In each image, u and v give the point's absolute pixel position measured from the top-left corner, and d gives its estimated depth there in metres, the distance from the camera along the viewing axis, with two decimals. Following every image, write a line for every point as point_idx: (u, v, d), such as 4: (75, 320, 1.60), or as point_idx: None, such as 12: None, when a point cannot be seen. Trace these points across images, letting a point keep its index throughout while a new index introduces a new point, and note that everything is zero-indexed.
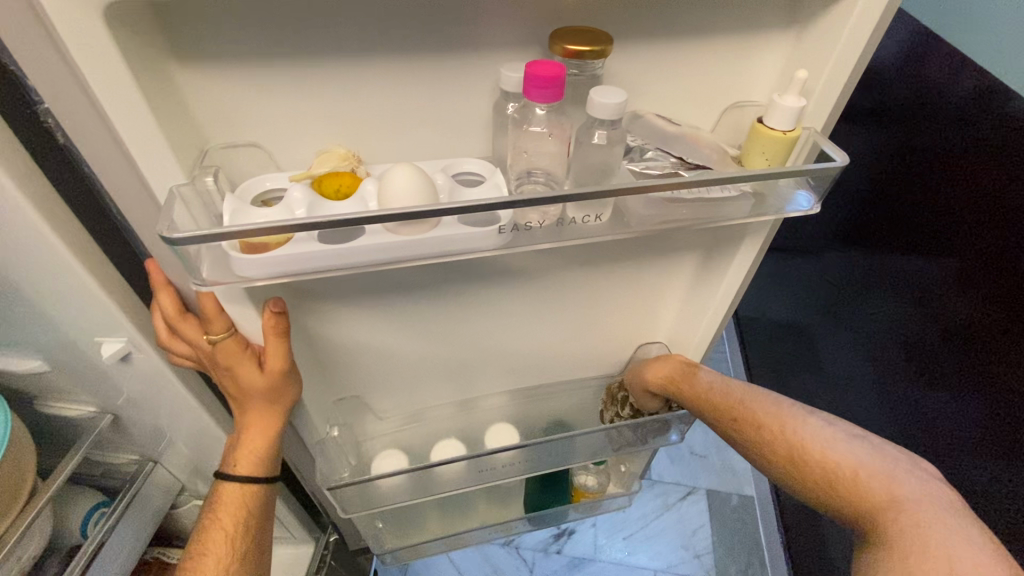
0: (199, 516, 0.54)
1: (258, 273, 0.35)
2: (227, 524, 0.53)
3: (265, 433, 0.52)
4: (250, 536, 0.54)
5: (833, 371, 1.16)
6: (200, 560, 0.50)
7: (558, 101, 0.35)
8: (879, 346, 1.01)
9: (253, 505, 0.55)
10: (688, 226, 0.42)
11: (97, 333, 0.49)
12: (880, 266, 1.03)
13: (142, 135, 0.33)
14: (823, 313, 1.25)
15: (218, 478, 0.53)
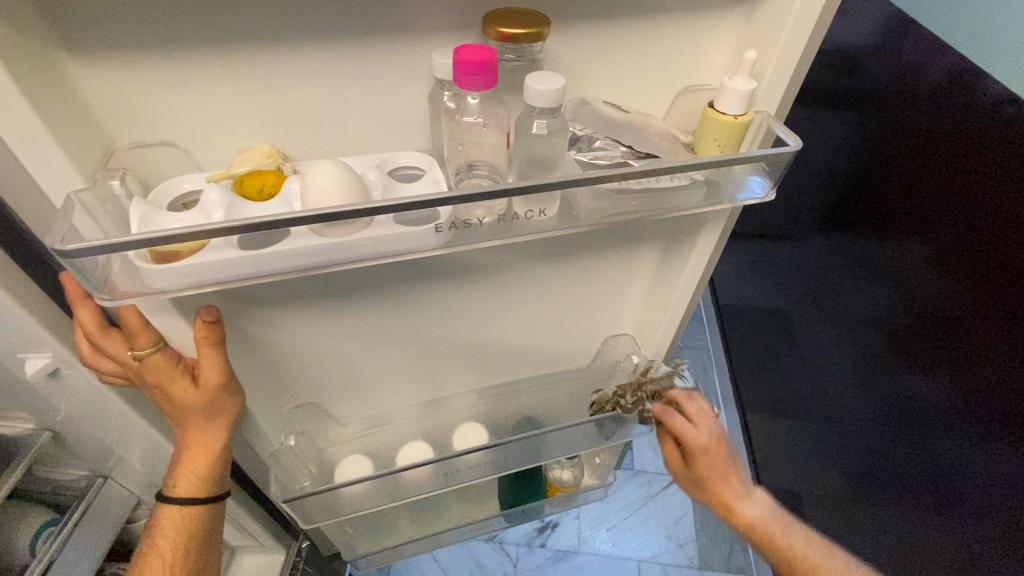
0: (140, 538, 0.52)
1: (171, 285, 0.32)
2: (166, 549, 0.51)
3: (207, 451, 0.49)
4: (190, 560, 0.52)
5: (818, 357, 1.18)
6: None
7: (493, 88, 0.33)
8: (860, 331, 1.02)
9: (195, 526, 0.52)
10: (641, 218, 0.40)
11: (18, 349, 0.46)
12: (857, 251, 1.05)
13: (28, 136, 0.29)
14: (806, 300, 1.26)
15: (158, 501, 0.50)
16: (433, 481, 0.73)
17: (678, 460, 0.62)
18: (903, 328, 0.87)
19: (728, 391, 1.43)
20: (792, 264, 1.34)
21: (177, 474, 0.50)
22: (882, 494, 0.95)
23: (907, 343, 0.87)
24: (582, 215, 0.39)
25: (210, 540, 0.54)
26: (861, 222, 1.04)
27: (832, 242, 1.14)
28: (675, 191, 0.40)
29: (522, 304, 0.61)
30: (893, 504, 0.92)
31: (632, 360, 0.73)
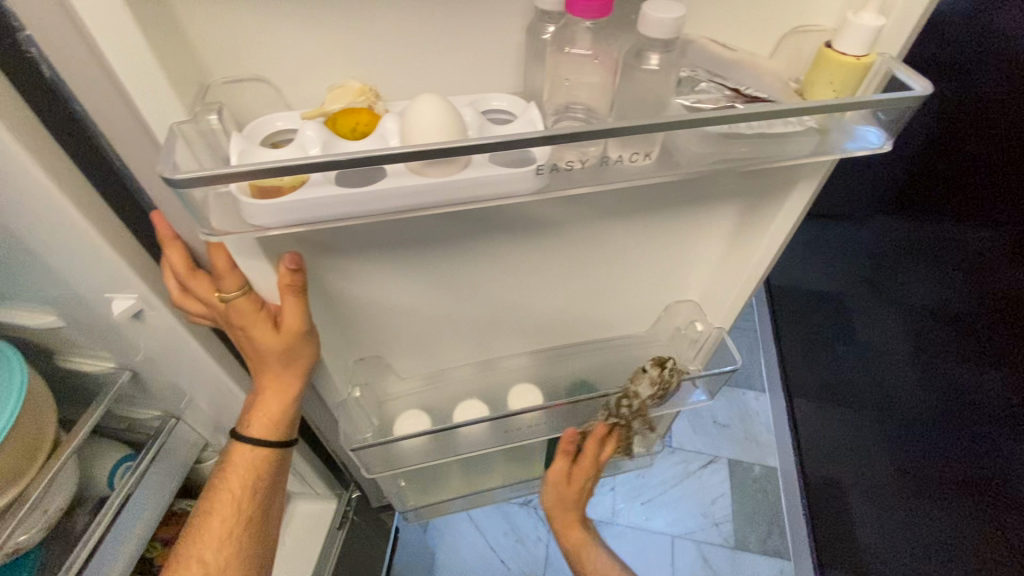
0: (211, 473, 0.54)
1: (271, 221, 0.32)
2: (235, 487, 0.53)
3: (284, 395, 0.50)
4: (257, 499, 0.54)
5: (881, 344, 1.14)
6: (206, 518, 0.51)
7: (605, 17, 0.31)
8: (926, 319, 0.98)
9: (265, 468, 0.54)
10: (745, 166, 0.37)
11: (107, 288, 0.47)
12: (934, 236, 1.00)
13: (133, 61, 0.29)
14: (873, 286, 1.22)
15: (233, 439, 0.52)
16: (487, 438, 0.73)
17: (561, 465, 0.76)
18: (981, 314, 0.82)
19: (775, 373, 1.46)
20: (864, 247, 1.30)
21: (253, 416, 0.51)
22: (930, 488, 0.92)
23: (981, 332, 0.82)
24: (683, 161, 0.37)
25: (278, 479, 0.56)
26: (946, 206, 0.98)
27: (915, 227, 1.09)
28: (782, 138, 0.38)
29: (589, 263, 0.59)
30: (942, 499, 0.89)
31: (696, 328, 0.72)
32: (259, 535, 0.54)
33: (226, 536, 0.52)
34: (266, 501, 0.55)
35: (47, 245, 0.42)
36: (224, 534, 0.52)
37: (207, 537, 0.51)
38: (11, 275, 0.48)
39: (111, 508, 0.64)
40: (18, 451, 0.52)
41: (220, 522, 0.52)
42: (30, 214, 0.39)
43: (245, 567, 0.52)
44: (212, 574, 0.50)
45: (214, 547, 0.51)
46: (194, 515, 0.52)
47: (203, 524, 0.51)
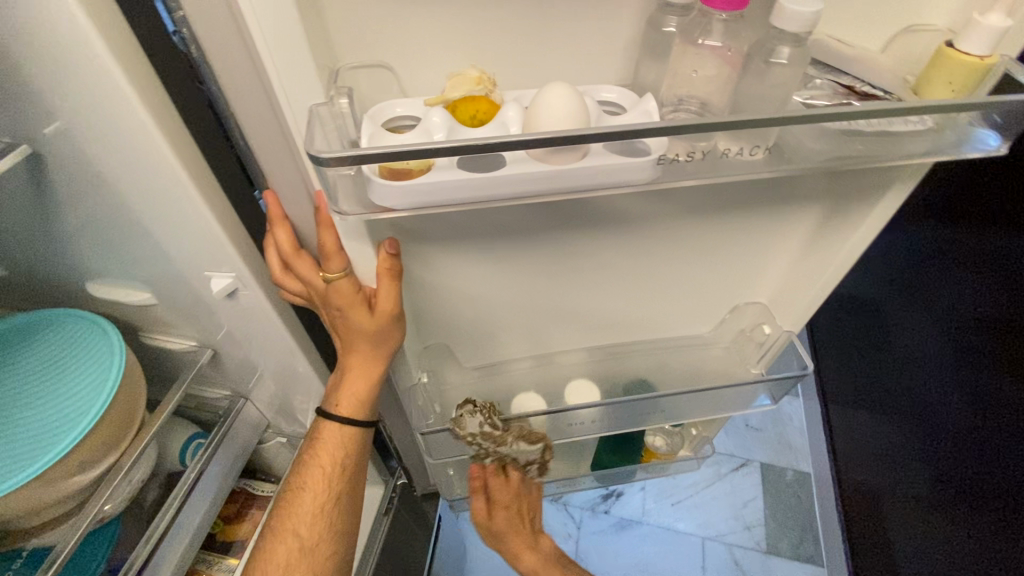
0: (302, 451, 0.57)
1: (398, 203, 0.33)
2: (325, 464, 0.55)
3: (368, 376, 0.52)
4: (345, 475, 0.56)
5: (907, 349, 1.12)
6: (299, 492, 0.55)
7: (742, 8, 0.31)
8: (962, 322, 0.95)
9: (351, 446, 0.56)
10: (859, 164, 0.37)
11: (207, 266, 0.49)
12: (970, 238, 0.97)
13: (283, 44, 0.30)
14: (897, 290, 1.19)
15: (319, 416, 0.55)
16: (543, 431, 0.74)
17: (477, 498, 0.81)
18: None
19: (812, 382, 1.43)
20: (883, 250, 1.28)
21: (338, 395, 0.53)
22: (966, 496, 0.89)
23: None
24: (795, 157, 0.37)
25: (361, 459, 0.58)
26: (982, 207, 0.96)
27: (943, 228, 1.07)
28: (900, 136, 0.37)
29: (662, 262, 0.59)
30: (982, 508, 0.86)
31: (763, 331, 0.71)
32: (347, 508, 0.57)
33: (318, 511, 0.55)
34: (353, 480, 0.57)
35: (162, 221, 0.45)
36: (315, 509, 0.55)
37: (300, 511, 0.54)
38: (120, 249, 0.51)
39: (184, 485, 0.67)
40: (114, 425, 0.55)
41: (312, 496, 0.55)
42: (153, 189, 0.41)
43: (334, 538, 0.56)
44: (308, 547, 0.54)
45: (307, 521, 0.54)
46: (287, 489, 0.56)
47: (296, 500, 0.54)
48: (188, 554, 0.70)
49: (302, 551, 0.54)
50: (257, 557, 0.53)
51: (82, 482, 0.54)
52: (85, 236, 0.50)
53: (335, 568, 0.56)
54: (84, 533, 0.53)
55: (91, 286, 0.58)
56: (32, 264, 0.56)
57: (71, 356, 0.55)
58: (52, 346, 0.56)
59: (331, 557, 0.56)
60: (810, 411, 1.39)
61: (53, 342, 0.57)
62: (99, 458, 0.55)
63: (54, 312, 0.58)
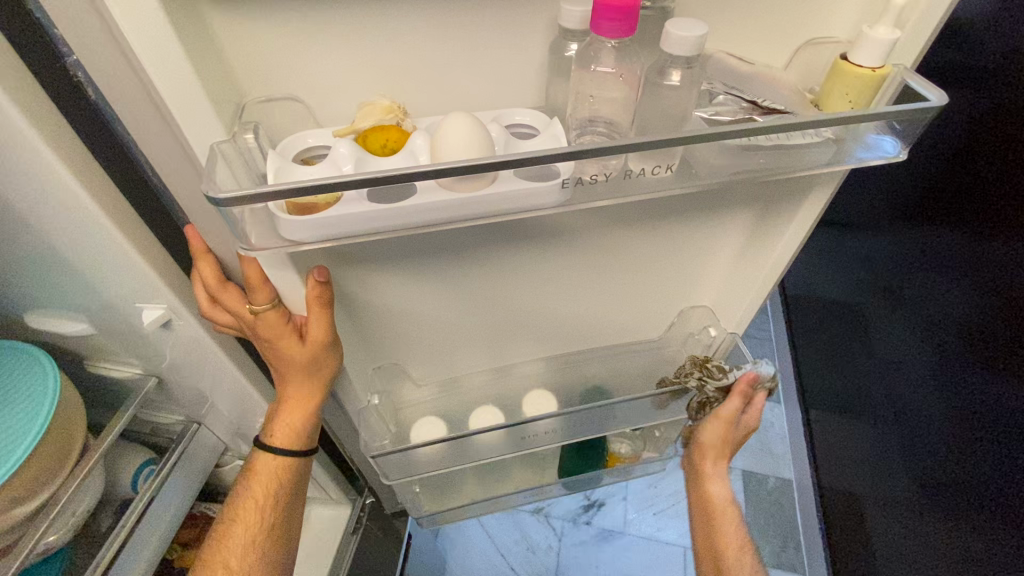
0: (233, 485, 0.56)
1: (306, 236, 0.33)
2: (259, 494, 0.54)
3: (307, 406, 0.52)
4: (280, 505, 0.55)
5: (889, 354, 1.14)
6: (229, 524, 0.53)
7: (630, 36, 0.32)
8: (937, 328, 0.98)
9: (283, 478, 0.55)
10: (763, 177, 0.38)
11: (137, 298, 0.48)
12: (942, 245, 1.00)
13: (178, 82, 0.30)
14: (880, 295, 1.21)
15: (256, 447, 0.54)
16: (503, 445, 0.74)
17: (716, 425, 0.67)
18: (989, 324, 0.83)
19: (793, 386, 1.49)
20: (865, 254, 1.31)
21: (277, 424, 0.53)
22: (941, 499, 0.92)
23: (995, 344, 0.82)
24: (702, 172, 0.38)
25: (298, 490, 0.58)
26: (950, 214, 0.98)
27: (918, 235, 1.09)
28: (802, 149, 0.38)
29: (604, 271, 0.60)
30: (951, 510, 0.89)
31: (709, 333, 0.71)
32: (280, 542, 0.55)
33: (249, 544, 0.53)
34: (287, 511, 0.56)
35: (82, 256, 0.44)
36: (247, 542, 0.53)
37: (230, 543, 0.53)
38: (46, 283, 0.49)
39: (134, 512, 0.65)
40: (49, 457, 0.53)
41: (242, 527, 0.53)
42: (66, 225, 0.40)
43: (267, 573, 0.54)
44: None
45: (239, 553, 0.52)
46: (218, 522, 0.54)
47: (226, 532, 0.53)
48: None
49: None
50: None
51: (13, 520, 0.52)
52: (8, 270, 0.48)
53: None
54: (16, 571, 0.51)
55: (27, 317, 0.56)
56: None
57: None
58: None
59: None
60: (791, 418, 1.44)
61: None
62: (34, 492, 0.53)
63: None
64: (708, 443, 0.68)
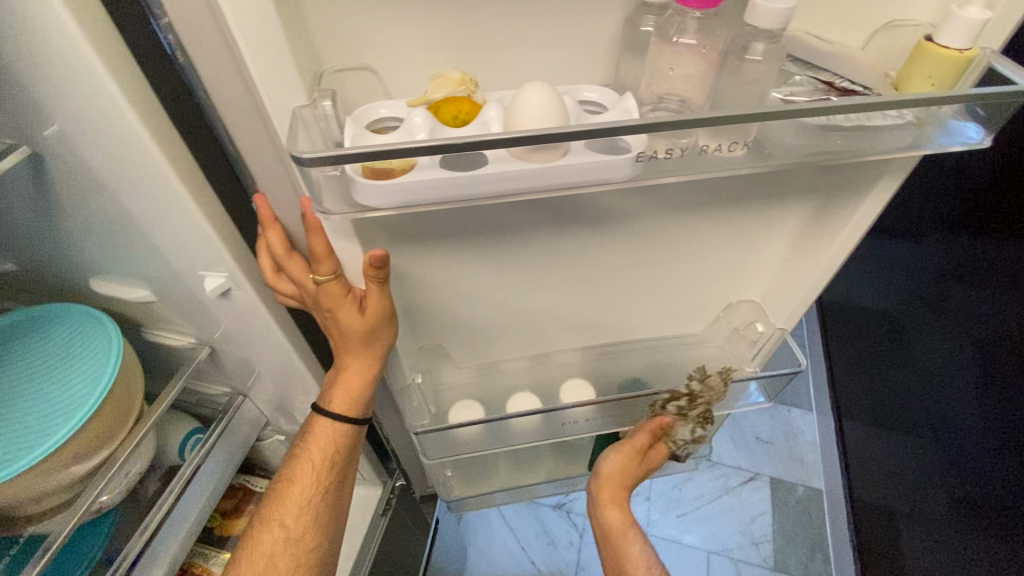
0: (292, 445, 0.58)
1: (382, 202, 0.34)
2: (315, 457, 0.56)
3: (363, 375, 0.54)
4: (335, 469, 0.57)
5: (927, 364, 1.11)
6: (287, 484, 0.55)
7: (715, 7, 0.32)
8: (979, 339, 0.95)
9: (342, 443, 0.57)
10: (840, 159, 0.37)
11: (200, 266, 0.50)
12: (986, 252, 0.96)
13: (267, 47, 0.31)
14: (919, 303, 1.17)
15: (314, 412, 0.56)
16: (539, 432, 0.74)
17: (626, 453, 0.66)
18: None
19: (828, 396, 1.41)
20: (904, 262, 1.27)
21: (335, 392, 0.55)
22: (978, 517, 0.89)
23: None
24: (775, 154, 0.37)
25: (352, 455, 0.60)
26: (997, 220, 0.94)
27: (961, 241, 1.05)
28: (880, 130, 0.37)
29: (651, 261, 0.60)
30: (990, 529, 0.86)
31: (756, 329, 0.70)
32: (334, 504, 0.58)
33: (305, 503, 0.55)
34: (341, 475, 0.58)
35: (153, 220, 0.45)
36: (302, 502, 0.56)
37: (287, 502, 0.55)
38: (115, 248, 0.52)
39: (181, 479, 0.67)
40: (112, 417, 0.56)
41: (300, 489, 0.55)
42: (144, 188, 0.42)
43: (321, 532, 0.56)
44: (292, 537, 0.54)
45: (294, 512, 0.55)
46: (276, 481, 0.56)
47: (283, 491, 0.55)
48: (185, 545, 0.70)
49: (287, 542, 0.54)
50: (244, 545, 0.54)
51: (76, 474, 0.54)
52: (84, 234, 0.51)
53: (324, 558, 0.57)
54: (77, 524, 0.54)
55: (92, 281, 0.59)
56: (36, 261, 0.57)
57: (69, 349, 0.56)
58: (55, 342, 0.57)
59: (317, 547, 0.56)
60: (824, 427, 1.36)
61: (41, 339, 0.57)
62: (96, 450, 0.55)
63: (32, 309, 0.59)
64: (609, 473, 0.66)
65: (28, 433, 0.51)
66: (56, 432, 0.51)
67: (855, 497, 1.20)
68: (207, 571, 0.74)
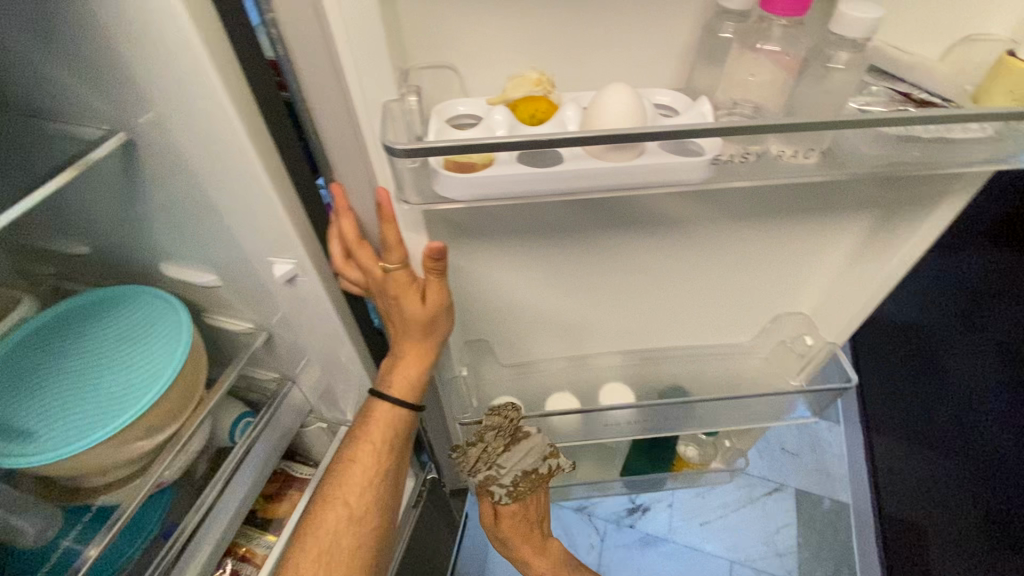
0: (351, 426, 0.60)
1: (461, 194, 0.35)
2: (376, 439, 0.58)
3: (422, 360, 0.57)
4: (393, 451, 0.59)
5: (976, 383, 1.08)
6: (350, 464, 0.57)
7: (802, 15, 0.33)
8: None
9: (400, 426, 0.59)
10: (915, 170, 0.37)
11: (271, 252, 0.52)
12: None
13: (366, 45, 0.33)
14: (969, 322, 1.15)
15: (371, 395, 0.58)
16: (576, 431, 0.74)
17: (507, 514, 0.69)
18: None
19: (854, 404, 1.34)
20: (951, 278, 1.24)
21: (394, 376, 0.58)
22: None
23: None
24: (848, 162, 0.37)
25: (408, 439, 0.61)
26: None
27: None
28: (958, 143, 0.37)
29: (702, 268, 0.60)
30: None
31: (805, 342, 0.69)
32: (392, 485, 0.60)
33: (367, 483, 0.57)
34: (398, 458, 0.60)
35: (233, 207, 0.48)
36: (364, 482, 0.57)
37: (349, 482, 0.57)
38: (190, 235, 0.54)
39: (233, 461, 0.70)
40: (180, 396, 0.58)
41: (362, 469, 0.57)
42: (230, 175, 0.45)
43: (379, 511, 0.59)
44: (355, 516, 0.56)
45: (356, 492, 0.57)
46: (336, 462, 0.58)
47: (346, 471, 0.57)
48: (233, 525, 0.71)
49: (350, 520, 0.56)
50: (305, 525, 0.55)
51: (147, 446, 0.57)
52: (162, 221, 0.54)
53: (382, 536, 0.59)
54: (147, 494, 0.57)
55: (164, 268, 0.62)
56: (112, 243, 0.60)
57: (143, 331, 0.59)
58: (126, 324, 0.60)
59: (377, 526, 0.58)
60: (851, 438, 1.31)
61: (111, 320, 0.60)
62: (165, 425, 0.58)
63: (102, 291, 0.61)
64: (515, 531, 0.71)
65: (106, 409, 0.53)
66: (128, 408, 0.53)
67: (883, 512, 1.13)
68: (251, 551, 0.77)
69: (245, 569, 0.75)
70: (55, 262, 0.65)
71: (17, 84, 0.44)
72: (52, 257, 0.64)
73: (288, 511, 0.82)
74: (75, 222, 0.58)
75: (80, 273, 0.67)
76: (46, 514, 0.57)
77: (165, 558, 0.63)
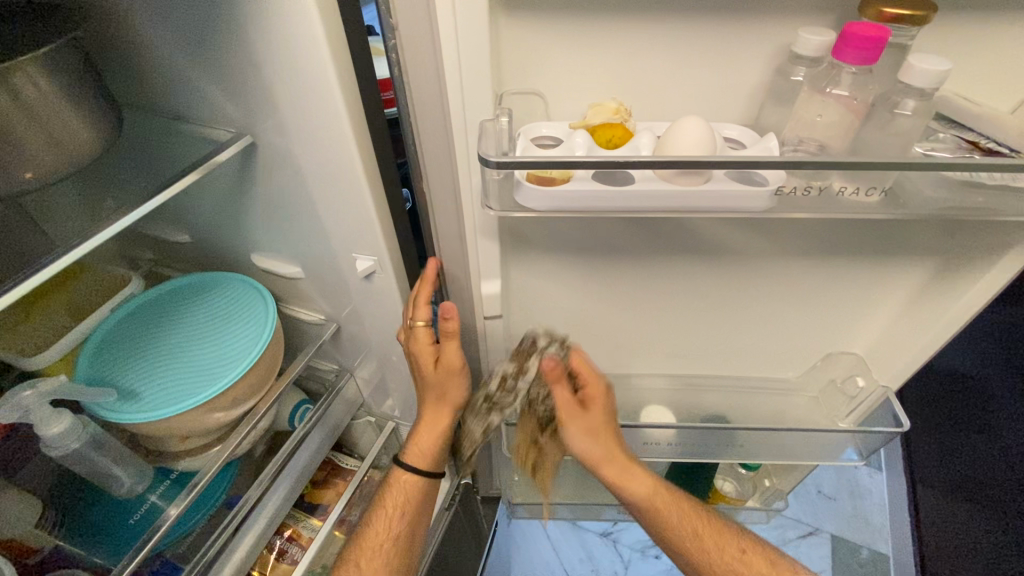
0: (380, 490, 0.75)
1: (540, 205, 0.39)
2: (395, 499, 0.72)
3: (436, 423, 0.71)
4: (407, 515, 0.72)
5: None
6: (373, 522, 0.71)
7: (870, 64, 0.35)
8: None
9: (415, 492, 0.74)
10: (977, 217, 0.38)
11: (356, 249, 0.58)
12: None
13: (471, 71, 0.38)
14: None
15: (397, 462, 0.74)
16: None
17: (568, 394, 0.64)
18: None
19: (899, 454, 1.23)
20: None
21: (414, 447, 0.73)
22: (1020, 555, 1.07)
23: None
24: (910, 203, 0.39)
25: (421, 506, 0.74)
26: None
27: None
28: None
29: (753, 299, 0.61)
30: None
31: (856, 383, 0.69)
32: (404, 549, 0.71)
33: (385, 537, 0.70)
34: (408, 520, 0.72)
35: (329, 205, 0.54)
36: (381, 535, 0.70)
37: (370, 535, 0.69)
38: (284, 229, 0.61)
39: (292, 442, 0.75)
40: (260, 373, 0.64)
41: (384, 527, 0.70)
42: (333, 175, 0.51)
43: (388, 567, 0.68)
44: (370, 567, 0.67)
45: (371, 547, 0.69)
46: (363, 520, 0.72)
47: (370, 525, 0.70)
48: (285, 504, 0.76)
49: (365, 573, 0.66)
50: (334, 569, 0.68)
51: (229, 415, 0.63)
52: (261, 215, 0.61)
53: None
54: (220, 464, 0.63)
55: (251, 258, 0.70)
56: (212, 234, 0.69)
57: (234, 311, 0.66)
58: (217, 305, 0.67)
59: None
60: (893, 485, 1.20)
61: (206, 300, 0.68)
62: (245, 398, 0.64)
63: (201, 276, 0.70)
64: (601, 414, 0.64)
65: (200, 375, 0.60)
66: (220, 377, 0.60)
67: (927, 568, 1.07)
68: (297, 532, 0.82)
69: (290, 549, 0.81)
70: (153, 248, 0.75)
71: (165, 93, 0.53)
72: (155, 243, 0.74)
73: (332, 499, 0.87)
74: (183, 214, 0.67)
75: (173, 259, 0.76)
76: (139, 470, 0.64)
77: (231, 523, 0.69)
